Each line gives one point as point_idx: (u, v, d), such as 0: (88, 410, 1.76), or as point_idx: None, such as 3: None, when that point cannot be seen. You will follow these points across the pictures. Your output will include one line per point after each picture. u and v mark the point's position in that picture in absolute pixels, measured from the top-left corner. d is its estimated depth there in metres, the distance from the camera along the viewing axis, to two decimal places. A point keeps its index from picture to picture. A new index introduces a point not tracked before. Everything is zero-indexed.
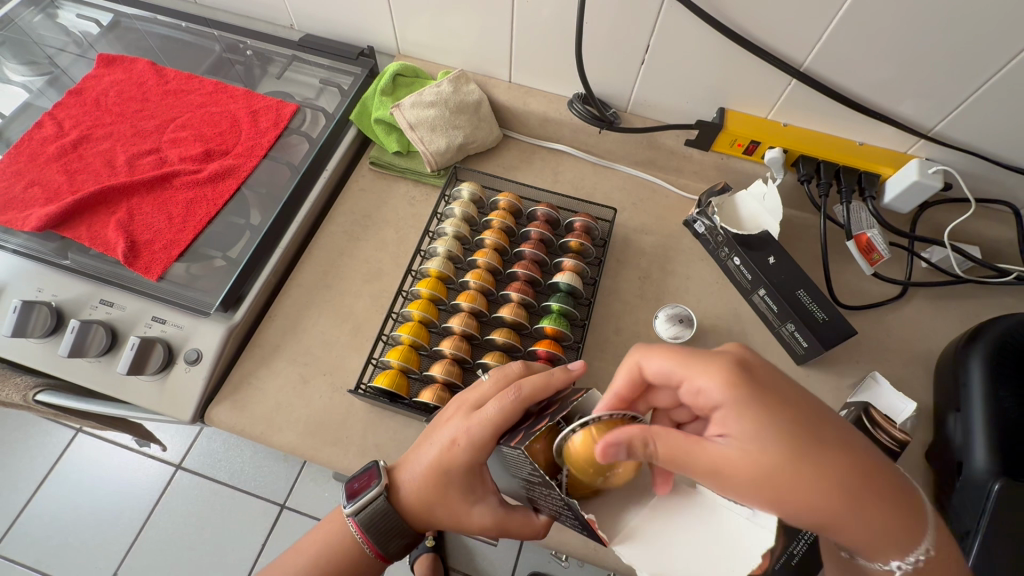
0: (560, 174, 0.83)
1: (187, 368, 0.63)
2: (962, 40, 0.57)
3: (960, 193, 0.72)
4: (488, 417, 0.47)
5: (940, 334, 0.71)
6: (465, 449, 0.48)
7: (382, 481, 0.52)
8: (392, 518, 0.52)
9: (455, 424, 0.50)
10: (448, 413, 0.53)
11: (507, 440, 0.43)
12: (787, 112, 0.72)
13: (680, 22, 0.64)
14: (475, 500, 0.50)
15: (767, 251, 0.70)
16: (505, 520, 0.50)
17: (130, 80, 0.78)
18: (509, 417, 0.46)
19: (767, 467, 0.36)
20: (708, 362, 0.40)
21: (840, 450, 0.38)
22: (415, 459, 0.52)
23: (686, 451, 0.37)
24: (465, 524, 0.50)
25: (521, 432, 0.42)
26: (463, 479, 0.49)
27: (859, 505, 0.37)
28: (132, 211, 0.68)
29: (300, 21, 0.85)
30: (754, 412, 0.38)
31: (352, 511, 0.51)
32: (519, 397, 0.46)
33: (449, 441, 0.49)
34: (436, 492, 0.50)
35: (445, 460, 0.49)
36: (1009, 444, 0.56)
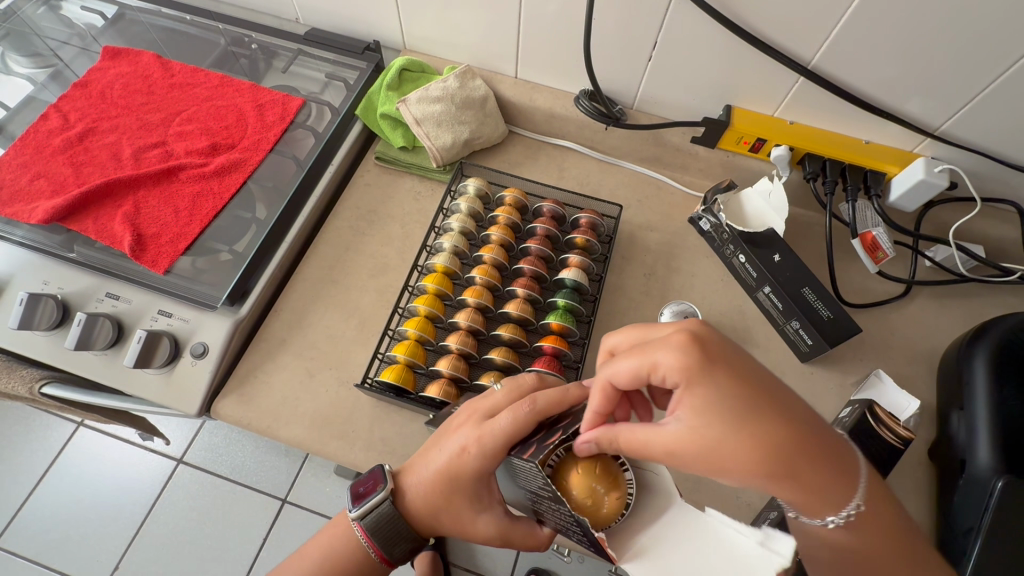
0: (566, 170, 0.83)
1: (194, 362, 0.63)
2: (971, 40, 0.57)
3: (964, 192, 0.72)
4: (501, 427, 0.46)
5: (943, 333, 0.72)
6: (476, 458, 0.47)
7: (387, 486, 0.53)
8: (397, 523, 0.53)
9: (466, 432, 0.49)
10: (458, 420, 0.52)
11: (518, 451, 0.43)
12: (793, 110, 0.72)
13: (688, 18, 0.64)
14: (481, 509, 0.50)
15: (773, 249, 0.70)
16: (509, 529, 0.50)
17: (136, 73, 0.78)
18: (521, 429, 0.45)
19: (712, 442, 0.36)
20: (664, 351, 0.38)
21: (794, 423, 0.37)
22: (423, 464, 0.53)
23: (641, 438, 0.38)
24: (470, 531, 0.51)
25: (533, 445, 0.42)
26: (471, 487, 0.49)
27: (799, 477, 0.36)
28: (138, 204, 0.68)
29: (306, 15, 0.85)
30: (708, 392, 0.37)
31: (357, 515, 0.53)
32: (533, 409, 0.45)
33: (459, 448, 0.49)
34: (443, 497, 0.50)
35: (454, 467, 0.49)
36: (1012, 442, 0.57)
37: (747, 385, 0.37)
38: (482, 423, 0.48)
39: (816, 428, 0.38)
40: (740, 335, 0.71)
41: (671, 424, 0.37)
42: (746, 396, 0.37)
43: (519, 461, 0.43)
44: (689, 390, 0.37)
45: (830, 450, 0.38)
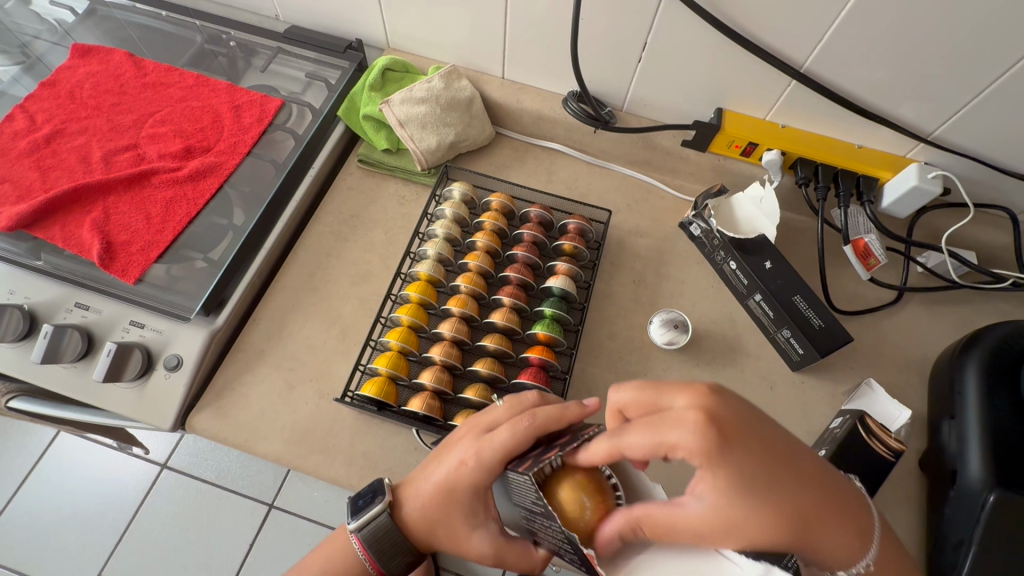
0: (554, 173, 0.81)
1: (167, 375, 0.61)
2: (965, 44, 0.56)
3: (957, 198, 0.71)
4: (501, 440, 0.45)
5: (934, 340, 0.71)
6: (474, 470, 0.46)
7: (385, 498, 0.51)
8: (393, 537, 0.51)
9: (466, 444, 0.48)
10: (457, 433, 0.51)
11: (514, 465, 0.43)
12: (785, 113, 0.70)
13: (679, 19, 0.62)
14: (476, 526, 0.47)
15: (763, 255, 0.69)
16: (503, 548, 0.48)
17: (107, 72, 0.75)
18: (520, 444, 0.44)
19: (748, 530, 0.32)
20: (679, 432, 0.34)
21: (810, 494, 0.35)
22: (423, 477, 0.51)
23: (665, 523, 0.35)
24: (465, 551, 0.48)
25: (530, 459, 0.42)
26: (468, 501, 0.47)
27: (816, 545, 0.35)
28: (108, 210, 0.65)
29: (286, 12, 0.82)
30: (730, 475, 0.33)
31: (355, 526, 0.50)
32: (533, 424, 0.45)
33: (458, 461, 0.47)
34: (439, 512, 0.48)
35: (452, 479, 0.47)
36: (1004, 455, 0.56)
37: (766, 457, 0.34)
38: (480, 436, 0.47)
39: (834, 493, 0.35)
40: (731, 343, 0.70)
41: (693, 505, 0.34)
42: (764, 470, 0.34)
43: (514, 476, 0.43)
44: (709, 468, 0.34)
45: (842, 514, 0.35)
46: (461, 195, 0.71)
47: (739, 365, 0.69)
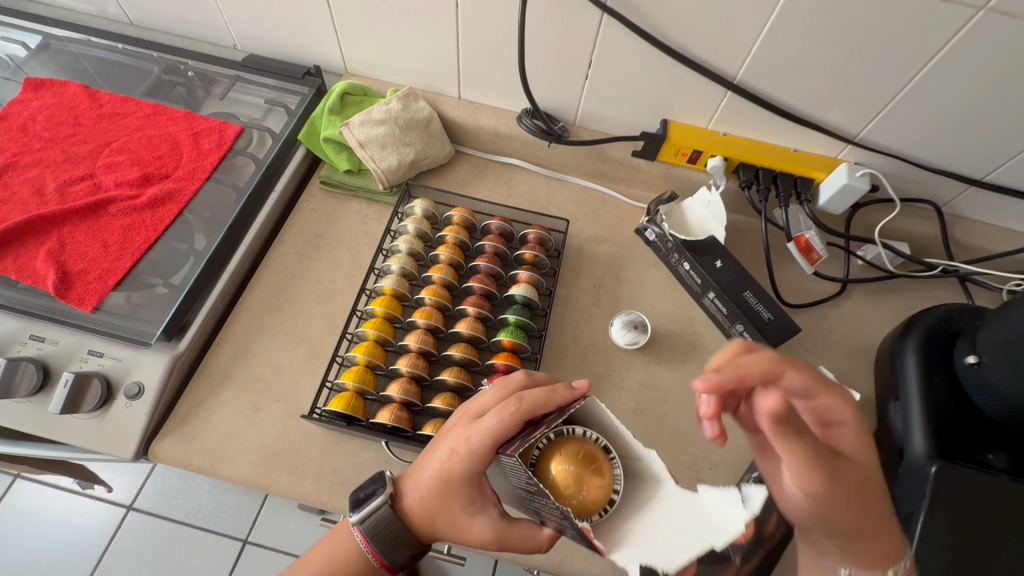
0: (514, 187, 0.84)
1: (128, 403, 0.60)
2: (875, 53, 0.61)
3: (882, 194, 0.77)
4: (486, 427, 0.45)
5: (876, 328, 0.75)
6: (465, 458, 0.46)
7: (386, 490, 0.51)
8: (397, 533, 0.50)
9: (456, 434, 0.48)
10: (452, 424, 0.52)
11: (504, 449, 0.43)
12: (725, 122, 0.75)
13: (621, 37, 0.67)
14: (475, 511, 0.48)
15: (714, 255, 0.73)
16: (506, 532, 0.48)
17: (61, 104, 0.75)
18: (507, 427, 0.44)
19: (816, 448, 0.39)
20: (832, 401, 0.42)
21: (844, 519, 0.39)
22: (420, 470, 0.51)
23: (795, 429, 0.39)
24: (469, 537, 0.48)
25: (517, 440, 0.41)
26: (464, 489, 0.48)
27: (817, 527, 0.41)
28: (63, 240, 0.64)
29: (244, 41, 0.84)
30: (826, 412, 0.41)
31: (356, 519, 0.50)
32: (516, 409, 0.44)
33: (451, 451, 0.48)
34: (438, 502, 0.48)
35: (447, 470, 0.48)
36: (943, 430, 0.59)
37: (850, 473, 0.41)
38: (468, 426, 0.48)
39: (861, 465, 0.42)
40: (689, 340, 0.73)
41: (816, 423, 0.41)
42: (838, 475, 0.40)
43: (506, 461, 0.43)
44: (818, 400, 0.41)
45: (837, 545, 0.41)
46: (423, 211, 0.73)
47: (698, 361, 0.71)
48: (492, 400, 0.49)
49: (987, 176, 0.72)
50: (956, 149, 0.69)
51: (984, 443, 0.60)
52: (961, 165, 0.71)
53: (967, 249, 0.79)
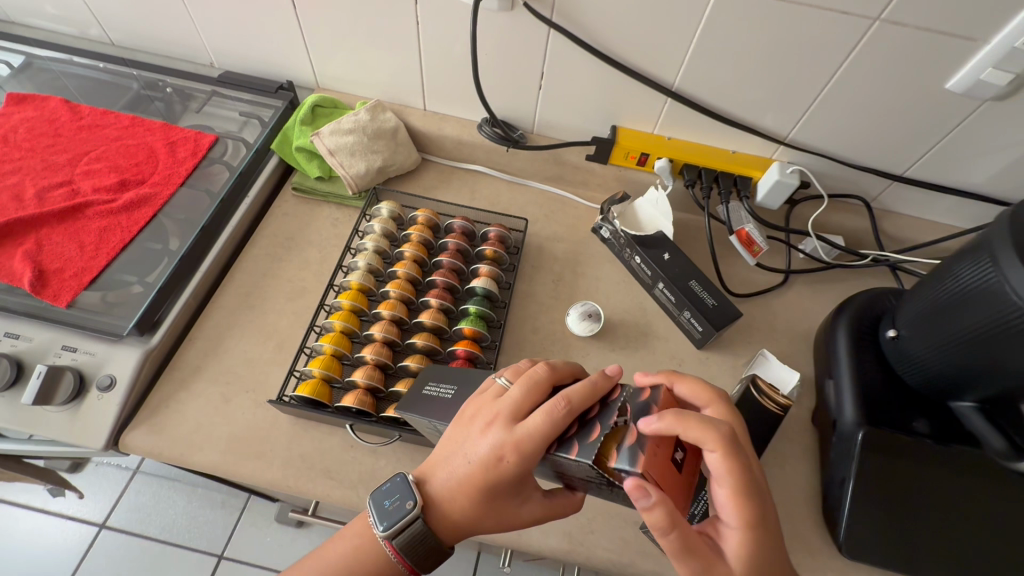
0: (477, 192, 0.89)
1: (101, 395, 0.63)
2: (792, 61, 0.68)
3: (813, 191, 0.84)
4: (538, 432, 0.46)
5: (816, 314, 0.81)
6: (514, 463, 0.47)
7: (416, 504, 0.51)
8: (430, 542, 0.52)
9: (495, 442, 0.48)
10: (474, 419, 0.51)
11: (560, 450, 0.45)
12: (669, 127, 0.81)
13: (567, 50, 0.73)
14: (522, 499, 0.53)
15: (662, 248, 0.78)
16: (552, 507, 0.55)
17: (42, 117, 0.79)
18: (558, 427, 0.46)
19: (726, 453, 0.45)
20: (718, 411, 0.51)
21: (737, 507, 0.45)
22: (449, 478, 0.51)
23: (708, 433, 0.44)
24: (515, 523, 0.53)
25: (577, 441, 0.45)
26: (508, 487, 0.50)
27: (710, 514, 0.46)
28: (41, 241, 0.68)
29: (220, 59, 0.89)
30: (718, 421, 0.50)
31: (386, 533, 0.51)
32: (570, 409, 0.45)
33: (496, 459, 0.48)
34: (483, 506, 0.51)
35: (490, 476, 0.49)
36: (869, 400, 0.64)
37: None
38: (512, 431, 0.47)
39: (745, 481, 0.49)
40: (642, 328, 0.77)
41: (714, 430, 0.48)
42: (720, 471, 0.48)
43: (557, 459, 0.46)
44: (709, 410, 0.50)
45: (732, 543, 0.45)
46: (389, 213, 0.78)
47: (651, 347, 0.76)
48: (521, 396, 0.50)
49: (905, 172, 0.79)
50: (874, 147, 0.76)
51: (910, 413, 0.64)
52: (882, 162, 0.78)
53: (896, 240, 0.85)
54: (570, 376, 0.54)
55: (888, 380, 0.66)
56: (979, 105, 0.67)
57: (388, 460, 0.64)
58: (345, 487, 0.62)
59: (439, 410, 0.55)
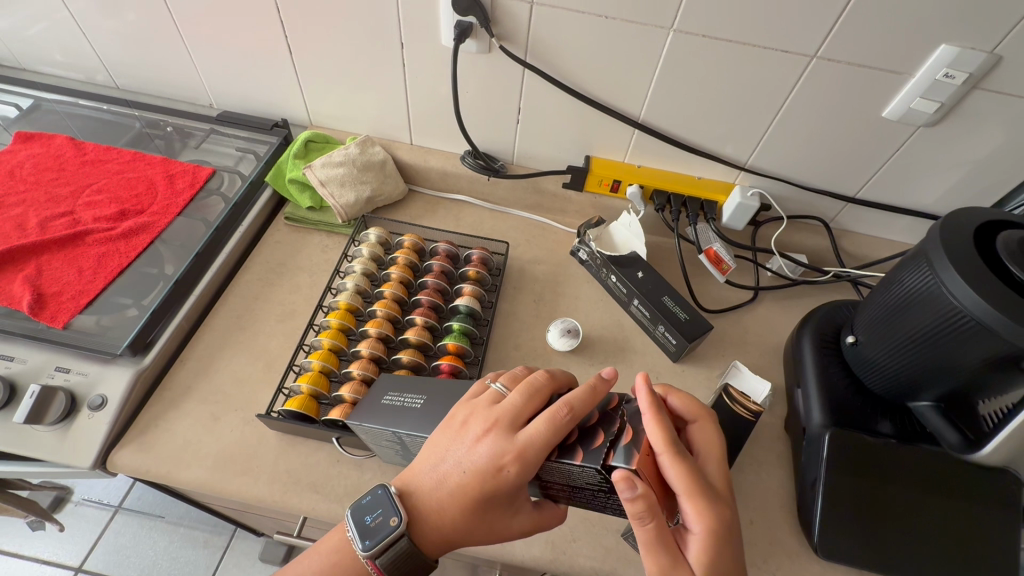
0: (462, 219, 0.94)
1: (91, 414, 0.64)
2: (743, 95, 0.75)
3: (775, 213, 0.89)
4: (541, 439, 0.47)
5: (785, 328, 0.85)
6: (514, 473, 0.48)
7: (401, 522, 0.51)
8: (415, 557, 0.51)
9: (494, 452, 0.49)
10: (469, 426, 0.51)
11: (562, 454, 0.47)
12: (638, 156, 0.88)
13: (541, 87, 0.80)
14: (513, 512, 0.53)
15: (636, 267, 0.82)
16: (540, 518, 0.56)
17: (48, 154, 0.84)
18: (559, 434, 0.47)
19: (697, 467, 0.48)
20: (706, 429, 0.53)
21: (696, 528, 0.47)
22: (440, 490, 0.51)
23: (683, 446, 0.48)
24: (505, 535, 0.53)
25: (579, 446, 0.46)
26: (502, 499, 0.50)
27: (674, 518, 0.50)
28: (41, 267, 0.71)
29: (219, 100, 0.95)
30: (701, 438, 0.53)
31: (369, 552, 0.50)
32: (573, 415, 0.47)
33: (494, 467, 0.49)
34: (471, 517, 0.51)
35: (486, 485, 0.49)
36: (835, 403, 0.68)
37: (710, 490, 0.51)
38: (514, 438, 0.49)
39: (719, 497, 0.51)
40: (619, 344, 0.81)
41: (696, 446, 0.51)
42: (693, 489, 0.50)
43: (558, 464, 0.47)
44: (696, 426, 0.53)
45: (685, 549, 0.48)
46: (377, 238, 0.82)
47: (628, 362, 0.79)
48: (520, 402, 0.51)
49: (858, 193, 0.85)
50: (826, 171, 0.83)
51: (874, 415, 0.68)
52: (835, 184, 0.85)
53: (856, 257, 0.91)
54: (566, 386, 0.56)
55: (854, 386, 0.70)
56: (913, 131, 0.74)
57: (373, 474, 0.65)
58: (331, 501, 0.63)
59: (407, 419, 0.56)
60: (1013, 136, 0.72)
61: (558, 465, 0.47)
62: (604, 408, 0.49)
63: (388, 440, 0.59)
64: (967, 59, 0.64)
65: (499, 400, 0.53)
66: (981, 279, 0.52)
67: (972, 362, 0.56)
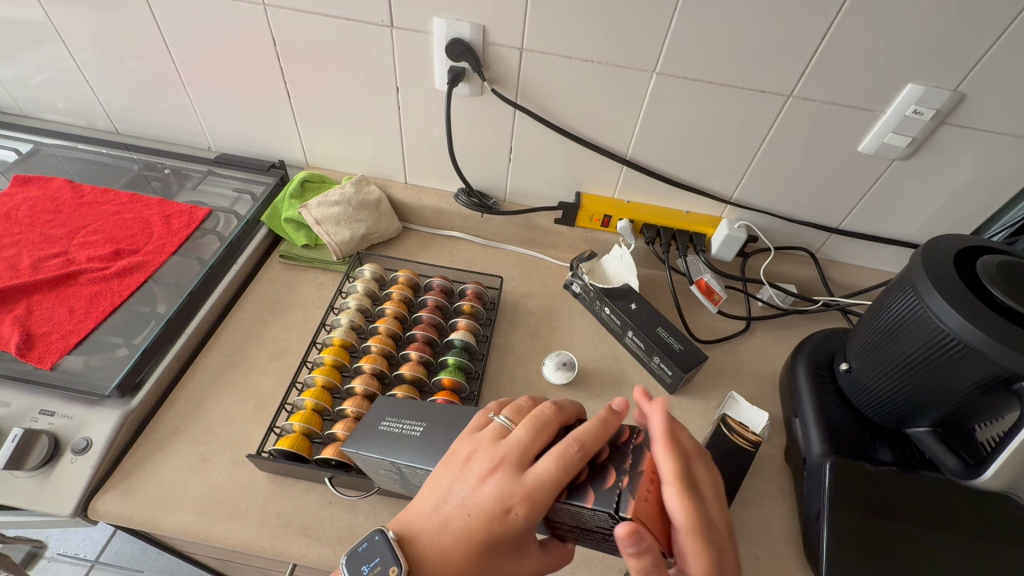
0: (456, 255, 0.95)
1: (74, 458, 0.62)
2: (725, 133, 0.78)
3: (762, 244, 0.92)
4: (550, 477, 0.46)
5: (779, 357, 0.85)
6: (523, 515, 0.47)
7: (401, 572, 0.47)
8: None
9: (502, 492, 0.47)
10: (473, 464, 0.50)
11: (573, 497, 0.46)
12: (627, 191, 0.90)
13: (531, 127, 0.83)
14: (521, 556, 0.51)
15: (629, 299, 0.83)
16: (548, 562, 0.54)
17: (45, 196, 0.85)
18: (568, 472, 0.46)
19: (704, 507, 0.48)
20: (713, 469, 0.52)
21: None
22: (443, 533, 0.49)
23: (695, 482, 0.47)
24: None
25: (592, 488, 0.45)
26: (510, 543, 0.48)
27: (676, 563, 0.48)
28: (31, 307, 0.70)
29: (218, 143, 0.98)
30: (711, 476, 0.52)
31: None
32: (583, 452, 0.46)
33: (501, 509, 0.47)
34: (477, 564, 0.48)
35: (493, 529, 0.47)
36: (833, 431, 0.67)
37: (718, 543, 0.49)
38: (521, 479, 0.47)
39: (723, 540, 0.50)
40: (615, 376, 0.81)
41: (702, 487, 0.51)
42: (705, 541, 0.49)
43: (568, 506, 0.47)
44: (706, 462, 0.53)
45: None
46: (372, 273, 0.83)
47: (625, 394, 0.79)
48: (527, 440, 0.50)
49: (841, 224, 0.88)
50: (809, 203, 0.86)
51: (874, 442, 0.67)
52: (818, 216, 0.88)
53: (844, 287, 0.93)
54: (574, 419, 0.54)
55: (850, 413, 0.70)
56: (888, 164, 0.78)
57: (367, 515, 0.63)
58: (322, 545, 0.60)
59: (405, 449, 0.54)
60: (984, 166, 0.76)
61: (566, 506, 0.47)
62: (615, 443, 0.49)
63: (386, 471, 0.57)
64: (934, 96, 0.68)
65: (505, 436, 0.51)
66: (963, 303, 0.53)
67: (963, 386, 0.57)
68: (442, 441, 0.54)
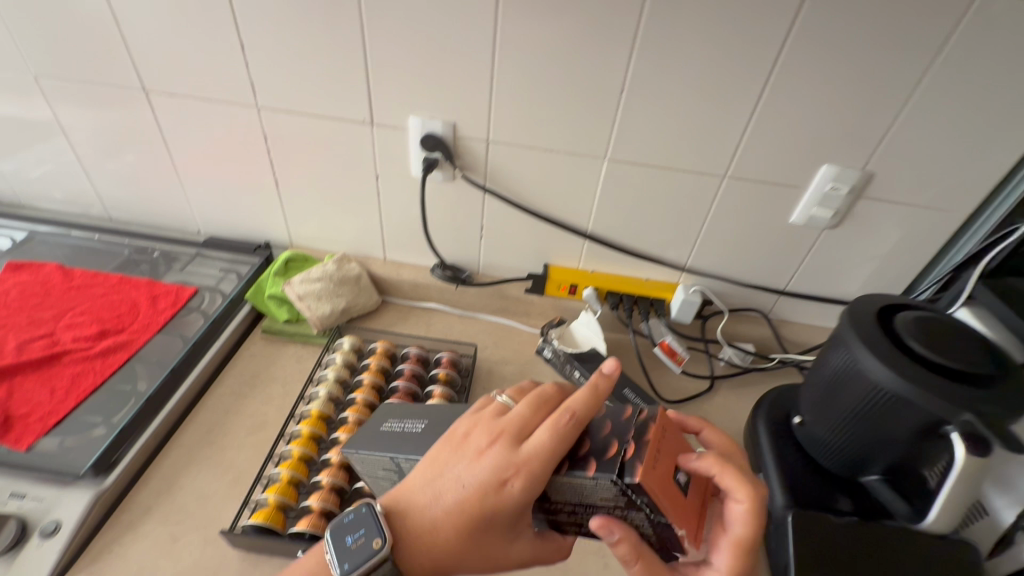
0: (432, 326, 0.99)
1: (41, 543, 0.61)
2: (673, 209, 0.87)
3: (717, 307, 0.98)
4: (545, 447, 0.48)
5: (743, 414, 0.89)
6: (519, 489, 0.48)
7: (387, 543, 0.48)
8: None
9: (499, 465, 0.49)
10: (471, 441, 0.52)
11: (575, 469, 0.47)
12: (591, 263, 0.98)
13: (499, 208, 0.91)
14: (514, 539, 0.52)
15: (596, 362, 0.88)
16: (541, 547, 0.54)
17: (35, 281, 0.88)
18: (562, 441, 0.48)
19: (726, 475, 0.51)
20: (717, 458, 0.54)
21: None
22: (433, 508, 0.49)
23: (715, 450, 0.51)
24: (503, 563, 0.51)
25: (594, 460, 0.47)
26: (505, 522, 0.49)
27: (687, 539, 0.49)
28: (13, 388, 0.72)
29: (207, 227, 1.04)
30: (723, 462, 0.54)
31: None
32: (576, 420, 0.49)
33: (497, 480, 0.49)
34: (468, 537, 0.49)
35: (485, 504, 0.49)
36: (794, 484, 0.70)
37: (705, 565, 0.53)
38: (517, 451, 0.49)
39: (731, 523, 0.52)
40: None
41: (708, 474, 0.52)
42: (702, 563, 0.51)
43: (567, 480, 0.48)
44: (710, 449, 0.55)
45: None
46: (350, 345, 0.87)
47: None
48: (526, 416, 0.52)
49: (787, 287, 0.96)
50: (756, 268, 0.94)
51: (834, 494, 0.70)
52: (766, 280, 0.95)
53: (799, 344, 0.99)
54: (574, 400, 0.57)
55: (809, 464, 0.73)
56: (819, 233, 0.87)
57: None
58: None
59: (409, 444, 0.55)
60: (901, 233, 0.85)
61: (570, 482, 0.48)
62: (618, 419, 0.51)
63: (384, 471, 0.57)
64: (846, 175, 0.79)
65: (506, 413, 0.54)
66: (885, 356, 0.59)
67: (902, 433, 0.61)
68: (443, 435, 0.55)
